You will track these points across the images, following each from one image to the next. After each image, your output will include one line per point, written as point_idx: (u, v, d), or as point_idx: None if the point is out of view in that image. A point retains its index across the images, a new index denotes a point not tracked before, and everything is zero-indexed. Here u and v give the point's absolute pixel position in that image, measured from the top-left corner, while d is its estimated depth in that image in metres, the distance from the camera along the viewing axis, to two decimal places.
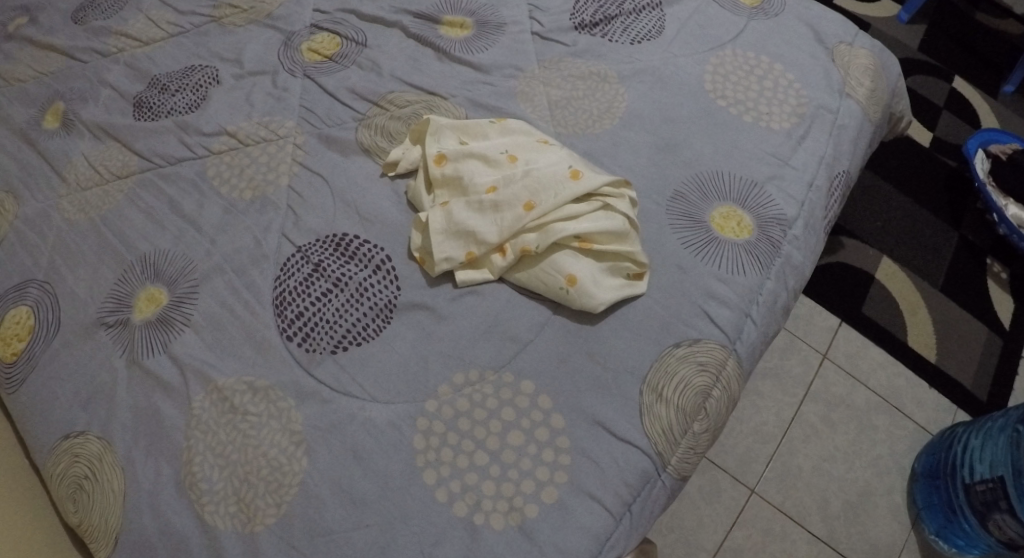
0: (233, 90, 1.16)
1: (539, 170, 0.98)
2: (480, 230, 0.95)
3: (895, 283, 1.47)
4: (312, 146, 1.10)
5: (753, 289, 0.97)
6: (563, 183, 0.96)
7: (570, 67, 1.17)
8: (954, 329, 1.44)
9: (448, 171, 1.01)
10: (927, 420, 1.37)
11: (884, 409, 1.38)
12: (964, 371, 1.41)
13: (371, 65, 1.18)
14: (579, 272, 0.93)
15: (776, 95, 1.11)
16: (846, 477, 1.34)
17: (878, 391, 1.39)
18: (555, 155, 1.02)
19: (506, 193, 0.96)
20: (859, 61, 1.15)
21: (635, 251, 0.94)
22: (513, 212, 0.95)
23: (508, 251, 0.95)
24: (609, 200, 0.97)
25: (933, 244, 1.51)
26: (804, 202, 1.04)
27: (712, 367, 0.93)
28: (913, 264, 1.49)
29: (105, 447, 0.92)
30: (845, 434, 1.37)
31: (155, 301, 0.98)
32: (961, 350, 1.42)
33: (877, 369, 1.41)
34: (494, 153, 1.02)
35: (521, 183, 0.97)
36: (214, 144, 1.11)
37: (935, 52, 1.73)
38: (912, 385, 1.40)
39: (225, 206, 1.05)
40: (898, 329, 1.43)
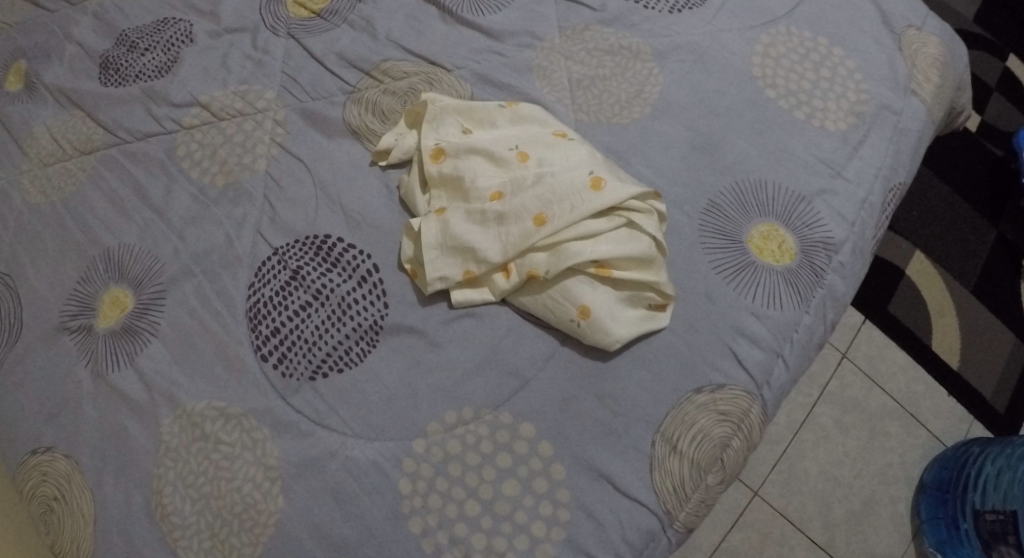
0: (209, 50, 1.02)
1: (555, 178, 0.86)
2: (482, 247, 0.84)
3: (927, 279, 1.35)
4: (294, 123, 0.97)
5: (788, 326, 0.87)
6: (583, 196, 0.84)
7: (596, 38, 1.02)
8: (990, 334, 1.32)
9: (448, 169, 0.89)
10: (943, 429, 1.28)
11: (901, 416, 1.29)
12: (990, 381, 1.30)
13: (365, 25, 1.03)
14: (594, 302, 0.82)
15: (834, 87, 0.97)
16: (852, 484, 1.26)
17: (897, 396, 1.29)
18: (574, 153, 0.89)
19: (515, 204, 0.85)
20: (930, 49, 1.00)
21: (661, 278, 0.83)
22: (521, 228, 0.84)
23: (512, 272, 0.84)
24: (634, 216, 0.85)
25: (973, 238, 1.37)
26: (854, 221, 0.92)
27: (734, 417, 0.84)
28: (953, 257, 1.36)
29: (73, 468, 0.85)
30: (857, 439, 1.28)
31: (119, 305, 0.89)
32: (990, 358, 1.31)
33: (897, 372, 1.31)
34: (502, 150, 0.89)
35: (532, 192, 0.85)
36: (184, 117, 0.98)
37: (999, 18, 1.54)
38: (933, 391, 1.30)
39: (195, 194, 0.93)
40: (925, 331, 1.32)
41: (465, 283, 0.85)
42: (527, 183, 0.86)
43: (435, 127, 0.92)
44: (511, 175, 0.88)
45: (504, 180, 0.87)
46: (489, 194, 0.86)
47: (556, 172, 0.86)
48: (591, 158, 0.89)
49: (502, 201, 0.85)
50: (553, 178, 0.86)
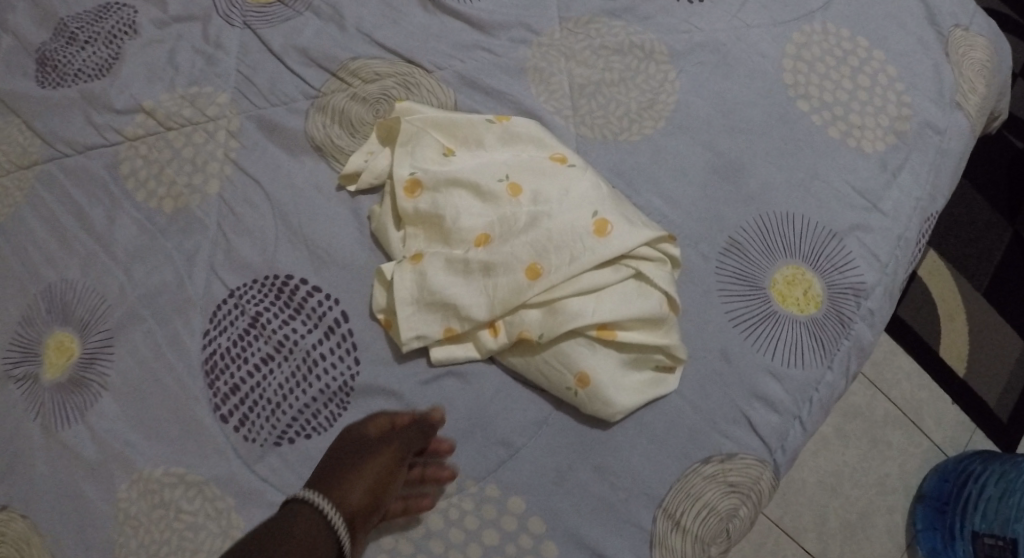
0: (154, 44, 0.89)
1: (551, 221, 0.75)
2: (466, 303, 0.74)
3: (938, 280, 1.22)
4: (250, 134, 0.85)
5: (808, 384, 0.79)
6: (585, 244, 0.74)
7: (603, 33, 0.88)
8: (1000, 337, 1.21)
9: (427, 205, 0.78)
10: (945, 438, 1.17)
11: (904, 425, 1.17)
12: (994, 388, 1.19)
13: (331, 12, 0.89)
14: (594, 367, 0.73)
15: (874, 98, 0.85)
16: (849, 494, 1.14)
17: (900, 404, 1.18)
18: (573, 184, 0.77)
19: (505, 252, 0.75)
20: (976, 53, 0.88)
21: (671, 339, 0.75)
22: (511, 281, 0.74)
23: (500, 331, 0.75)
24: (642, 266, 0.75)
25: (990, 240, 1.24)
26: (888, 262, 0.82)
27: (744, 488, 0.76)
28: (966, 259, 1.23)
29: (32, 529, 0.76)
30: (857, 448, 1.16)
31: (65, 352, 0.80)
32: (997, 363, 1.20)
33: (903, 378, 1.19)
34: (489, 181, 0.78)
35: (524, 238, 0.75)
36: (127, 126, 0.86)
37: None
38: (938, 398, 1.18)
39: (141, 221, 0.83)
40: (931, 336, 1.20)
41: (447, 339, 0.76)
42: (519, 226, 0.76)
43: (410, 149, 0.80)
44: (501, 213, 0.77)
45: (492, 221, 0.77)
46: (475, 239, 0.76)
47: (553, 212, 0.76)
48: (595, 191, 0.77)
49: (490, 248, 0.75)
50: (549, 220, 0.75)
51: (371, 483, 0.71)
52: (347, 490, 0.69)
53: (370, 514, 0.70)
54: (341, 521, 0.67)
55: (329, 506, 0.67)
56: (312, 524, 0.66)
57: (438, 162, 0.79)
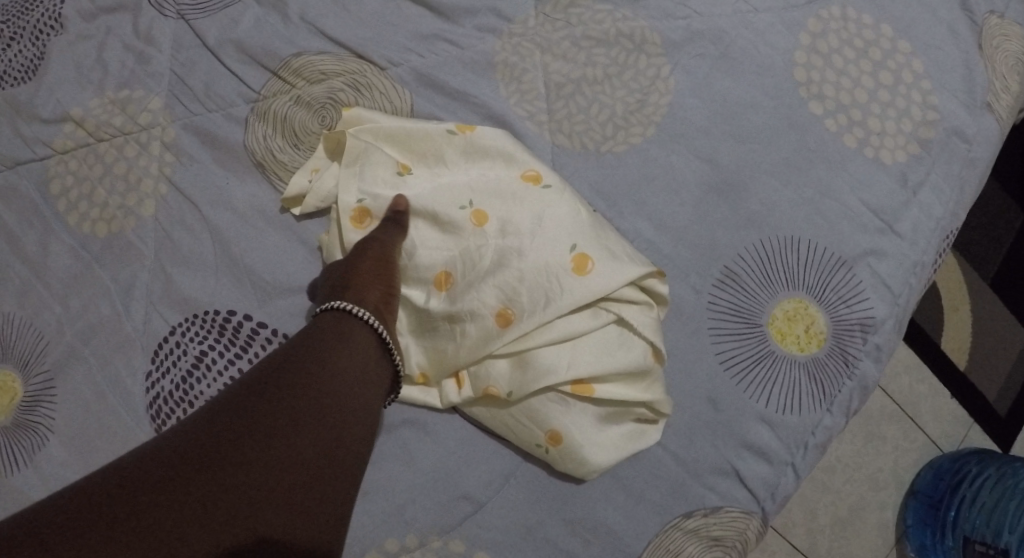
0: (81, 41, 0.80)
1: (523, 258, 0.67)
2: (431, 349, 0.69)
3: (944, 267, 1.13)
4: (186, 147, 0.77)
5: (804, 430, 0.72)
6: (561, 285, 0.66)
7: (585, 19, 0.76)
8: (1002, 327, 1.13)
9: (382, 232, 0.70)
10: (940, 433, 1.09)
11: (899, 419, 1.09)
12: (994, 382, 1.12)
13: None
14: (566, 426, 0.67)
15: (894, 101, 0.74)
16: (841, 490, 1.07)
17: (894, 398, 1.09)
18: (545, 212, 0.69)
19: (471, 297, 0.67)
20: (1010, 45, 0.76)
21: (656, 393, 0.68)
22: (478, 329, 0.67)
23: (465, 383, 0.69)
24: (624, 311, 0.68)
25: (998, 224, 1.13)
26: (902, 292, 0.74)
27: (728, 542, 0.72)
28: (973, 245, 1.13)
29: None
30: (850, 443, 1.08)
31: (6, 392, 0.75)
32: (999, 355, 1.12)
33: (901, 371, 1.10)
34: (450, 210, 0.70)
35: (492, 280, 0.67)
36: (56, 137, 0.78)
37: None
38: (936, 392, 1.10)
39: (75, 248, 0.76)
40: (933, 327, 1.12)
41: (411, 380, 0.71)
42: (485, 265, 0.68)
43: (360, 167, 0.72)
44: (462, 249, 0.69)
45: (454, 258, 0.69)
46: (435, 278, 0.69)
47: (518, 250, 0.67)
48: (568, 221, 0.68)
49: (454, 291, 0.68)
50: (518, 258, 0.67)
51: (383, 285, 0.66)
52: (364, 286, 0.65)
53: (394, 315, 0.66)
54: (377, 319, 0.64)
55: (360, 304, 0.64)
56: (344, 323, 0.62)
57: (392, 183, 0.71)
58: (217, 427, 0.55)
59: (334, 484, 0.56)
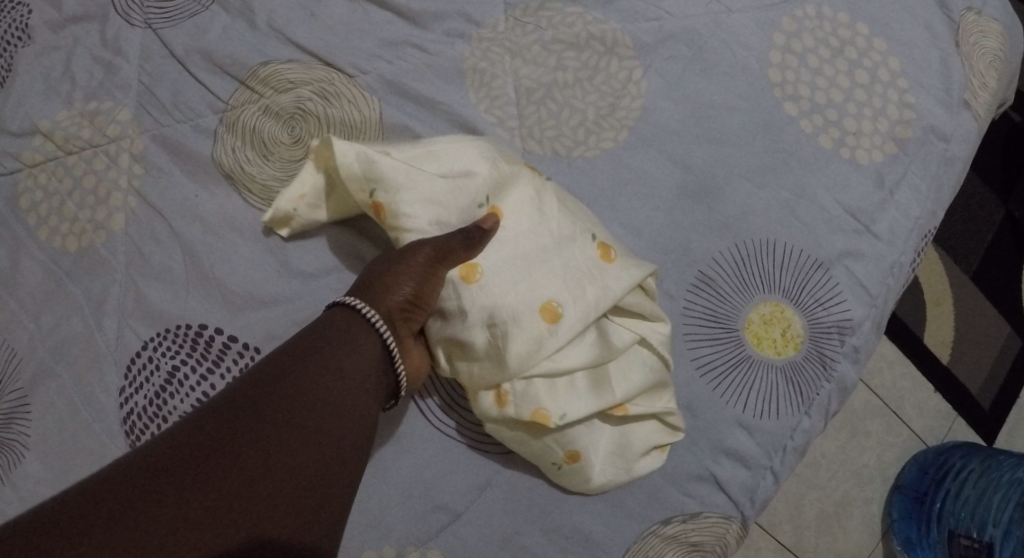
0: (50, 52, 0.79)
1: (562, 258, 0.66)
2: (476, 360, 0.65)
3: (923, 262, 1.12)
4: (156, 159, 0.76)
5: (781, 434, 0.72)
6: (596, 277, 0.66)
7: (557, 22, 0.76)
8: (985, 322, 1.12)
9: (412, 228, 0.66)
10: (925, 427, 1.10)
11: (883, 414, 1.09)
12: (976, 376, 1.11)
13: (242, 7, 0.78)
14: (588, 445, 0.67)
15: (869, 100, 0.73)
16: (826, 486, 1.07)
17: (876, 393, 1.10)
18: (558, 211, 0.67)
19: (513, 298, 0.64)
20: (989, 39, 0.75)
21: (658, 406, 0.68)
22: (530, 341, 0.64)
23: (508, 403, 0.65)
24: (645, 334, 0.67)
25: (975, 219, 1.13)
26: (878, 295, 0.73)
27: (707, 546, 0.72)
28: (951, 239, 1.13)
29: None
30: (835, 439, 1.08)
31: None
32: (981, 350, 1.11)
33: (884, 366, 1.10)
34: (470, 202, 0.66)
35: (533, 284, 0.65)
36: (25, 150, 0.77)
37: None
38: (919, 387, 1.10)
39: (45, 262, 0.76)
40: (913, 321, 1.11)
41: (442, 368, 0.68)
42: (523, 263, 0.65)
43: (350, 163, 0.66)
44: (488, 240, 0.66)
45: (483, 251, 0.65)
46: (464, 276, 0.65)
47: (549, 246, 0.66)
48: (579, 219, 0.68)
49: (489, 292, 0.64)
50: (552, 253, 0.66)
51: (417, 291, 0.62)
52: (394, 284, 0.62)
53: (412, 324, 0.64)
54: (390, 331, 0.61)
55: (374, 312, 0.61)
56: (352, 328, 0.60)
57: (421, 186, 0.66)
58: (209, 432, 0.53)
59: (328, 503, 0.55)
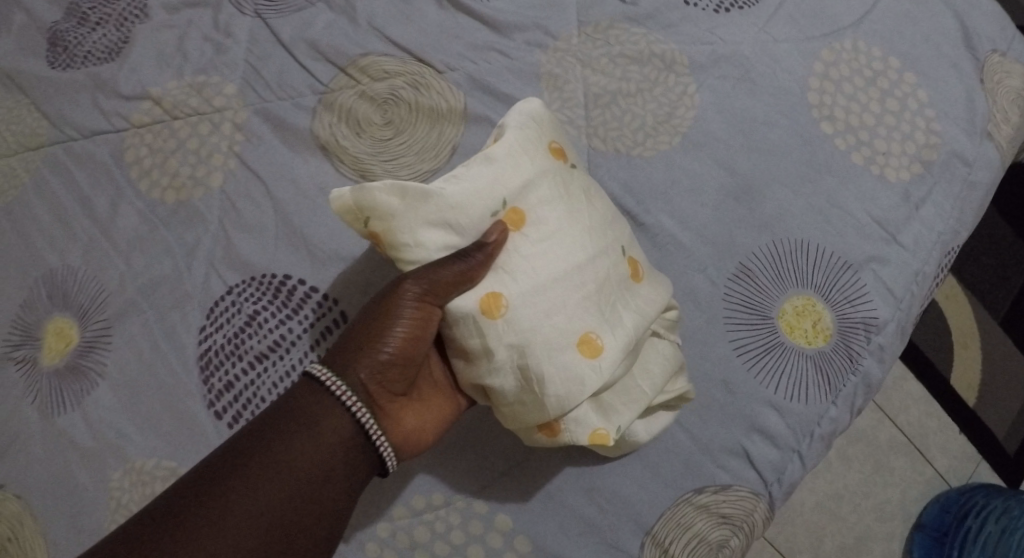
0: (164, 30, 0.88)
1: (590, 271, 0.69)
2: (518, 395, 0.68)
3: (956, 305, 1.21)
4: (256, 130, 0.84)
5: (810, 419, 0.77)
6: (620, 292, 0.70)
7: (622, 40, 0.85)
8: (1013, 368, 1.19)
9: (417, 255, 0.67)
10: (949, 468, 1.17)
11: (907, 451, 1.17)
12: (1005, 420, 1.18)
13: (344, 5, 0.87)
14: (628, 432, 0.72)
15: (899, 125, 0.82)
16: (847, 518, 1.14)
17: (904, 430, 1.18)
18: (581, 224, 0.70)
19: (549, 331, 0.67)
20: (1012, 81, 0.84)
21: (679, 386, 0.73)
22: (580, 375, 0.67)
23: (560, 432, 0.69)
24: (660, 328, 0.74)
25: (1012, 266, 1.21)
26: (903, 298, 0.79)
27: (736, 519, 0.75)
28: (985, 284, 1.21)
29: (24, 509, 0.80)
30: (858, 472, 1.16)
31: (66, 338, 0.80)
32: (1010, 395, 1.18)
33: (910, 404, 1.18)
34: (482, 214, 0.68)
35: (569, 310, 0.67)
36: (134, 113, 0.85)
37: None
38: (945, 426, 1.18)
39: (144, 211, 0.83)
40: (943, 363, 1.19)
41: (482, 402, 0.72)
42: (552, 292, 0.67)
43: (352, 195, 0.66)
44: (515, 259, 0.68)
45: (506, 279, 0.67)
46: (479, 309, 0.67)
47: (578, 266, 0.68)
48: (600, 230, 0.71)
49: (522, 328, 0.66)
50: (582, 273, 0.68)
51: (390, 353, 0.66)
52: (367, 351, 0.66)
53: (394, 383, 0.67)
54: (362, 404, 0.65)
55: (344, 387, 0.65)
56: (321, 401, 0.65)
57: (419, 209, 0.66)
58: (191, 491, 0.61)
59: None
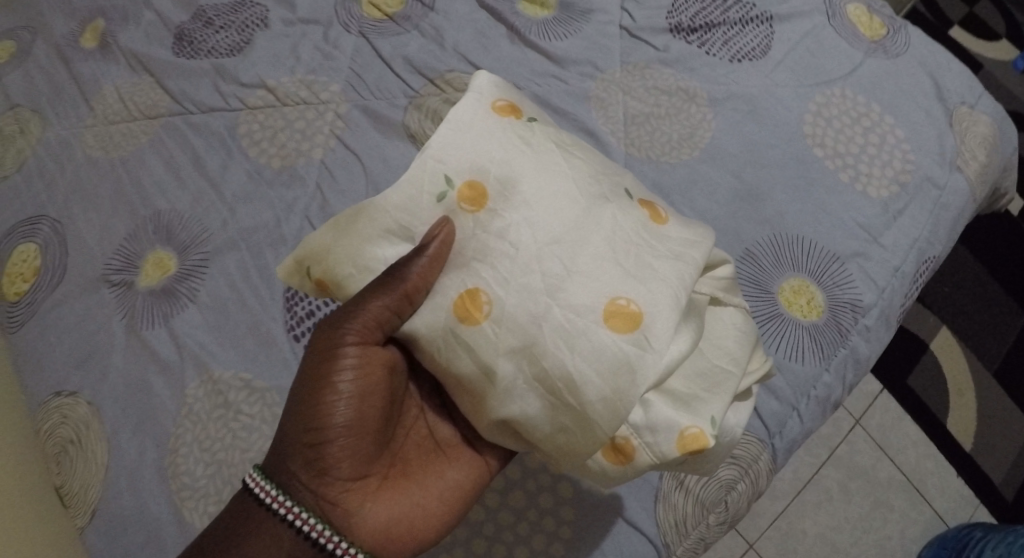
0: (280, 37, 1.05)
1: (595, 240, 0.73)
2: (557, 407, 0.71)
3: (950, 357, 1.35)
4: (354, 119, 0.99)
5: (807, 381, 0.89)
6: (643, 240, 0.74)
7: (656, 77, 1.04)
8: (999, 419, 1.33)
9: (363, 281, 0.76)
10: (947, 509, 1.28)
11: (906, 489, 1.29)
12: (1000, 469, 1.30)
13: (434, 34, 1.05)
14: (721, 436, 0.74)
15: (881, 154, 0.98)
16: (848, 551, 1.25)
17: (903, 469, 1.30)
18: (554, 181, 0.75)
19: (562, 316, 0.71)
20: (979, 129, 1.00)
21: (764, 364, 0.77)
22: (630, 379, 0.70)
23: (631, 452, 0.72)
24: (718, 291, 0.77)
25: (998, 325, 1.37)
26: (885, 288, 0.93)
27: (744, 462, 0.86)
28: (975, 340, 1.36)
29: (93, 415, 0.88)
30: (859, 506, 1.28)
31: (162, 267, 0.93)
32: (1004, 445, 1.31)
33: (909, 445, 1.31)
34: (430, 208, 0.75)
35: (585, 286, 0.72)
36: (250, 97, 1.01)
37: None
38: (941, 469, 1.30)
39: (250, 172, 0.97)
40: (942, 411, 1.32)
41: (513, 442, 0.76)
42: (550, 262, 0.72)
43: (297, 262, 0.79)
44: (494, 245, 0.73)
45: (484, 272, 0.73)
46: (454, 321, 0.73)
47: (572, 224, 0.73)
48: (592, 183, 0.76)
49: (521, 323, 0.72)
50: (581, 234, 0.73)
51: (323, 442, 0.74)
52: (298, 447, 0.74)
53: (337, 468, 0.75)
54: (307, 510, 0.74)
55: (287, 501, 0.74)
56: (257, 514, 0.74)
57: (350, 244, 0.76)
58: None
59: None
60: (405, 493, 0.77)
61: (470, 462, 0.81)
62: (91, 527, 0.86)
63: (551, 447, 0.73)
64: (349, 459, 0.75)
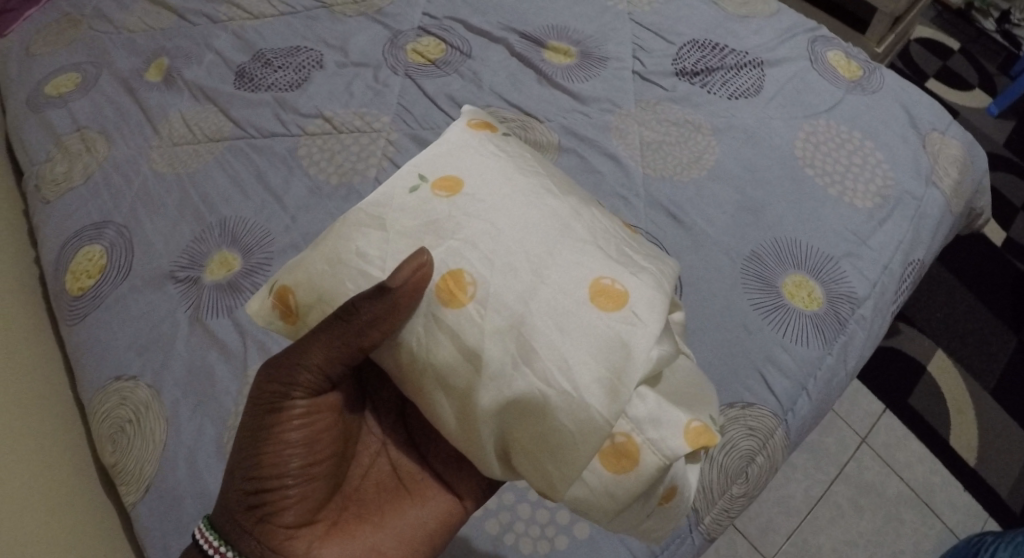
0: (334, 76, 1.17)
1: (575, 230, 0.77)
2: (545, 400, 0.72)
3: (947, 377, 1.46)
4: (404, 145, 1.10)
5: (811, 363, 0.99)
6: (622, 237, 0.79)
7: (665, 112, 1.16)
8: (995, 437, 1.41)
9: (331, 273, 0.78)
10: (957, 522, 1.34)
11: (915, 503, 1.36)
12: (1005, 482, 1.37)
13: (472, 76, 1.18)
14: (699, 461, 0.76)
15: (865, 172, 1.11)
16: None
17: (910, 484, 1.37)
18: (534, 181, 0.80)
19: (548, 290, 0.74)
20: (950, 152, 1.14)
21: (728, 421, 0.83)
22: (620, 353, 0.72)
23: (637, 457, 0.73)
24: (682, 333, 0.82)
25: (989, 348, 1.49)
26: (876, 283, 1.04)
27: (760, 434, 0.95)
28: (969, 362, 1.47)
29: (152, 396, 0.94)
30: (870, 522, 1.34)
31: (227, 265, 1.01)
32: (1006, 459, 1.39)
33: (915, 462, 1.39)
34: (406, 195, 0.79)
35: (571, 266, 0.75)
36: (308, 125, 1.12)
37: (998, 177, 1.69)
38: (947, 484, 1.37)
39: (311, 186, 1.06)
40: (943, 428, 1.41)
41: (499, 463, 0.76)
42: (533, 242, 0.76)
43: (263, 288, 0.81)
44: (477, 228, 0.76)
45: (464, 250, 0.76)
46: (439, 303, 0.75)
47: (553, 210, 0.78)
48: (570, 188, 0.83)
49: (509, 303, 0.74)
50: (562, 221, 0.77)
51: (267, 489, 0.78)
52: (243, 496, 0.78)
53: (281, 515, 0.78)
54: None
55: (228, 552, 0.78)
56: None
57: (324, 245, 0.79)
58: None
59: None
60: (356, 537, 0.80)
61: (430, 501, 0.83)
62: (145, 502, 0.90)
63: (541, 445, 0.73)
64: (295, 506, 0.78)
